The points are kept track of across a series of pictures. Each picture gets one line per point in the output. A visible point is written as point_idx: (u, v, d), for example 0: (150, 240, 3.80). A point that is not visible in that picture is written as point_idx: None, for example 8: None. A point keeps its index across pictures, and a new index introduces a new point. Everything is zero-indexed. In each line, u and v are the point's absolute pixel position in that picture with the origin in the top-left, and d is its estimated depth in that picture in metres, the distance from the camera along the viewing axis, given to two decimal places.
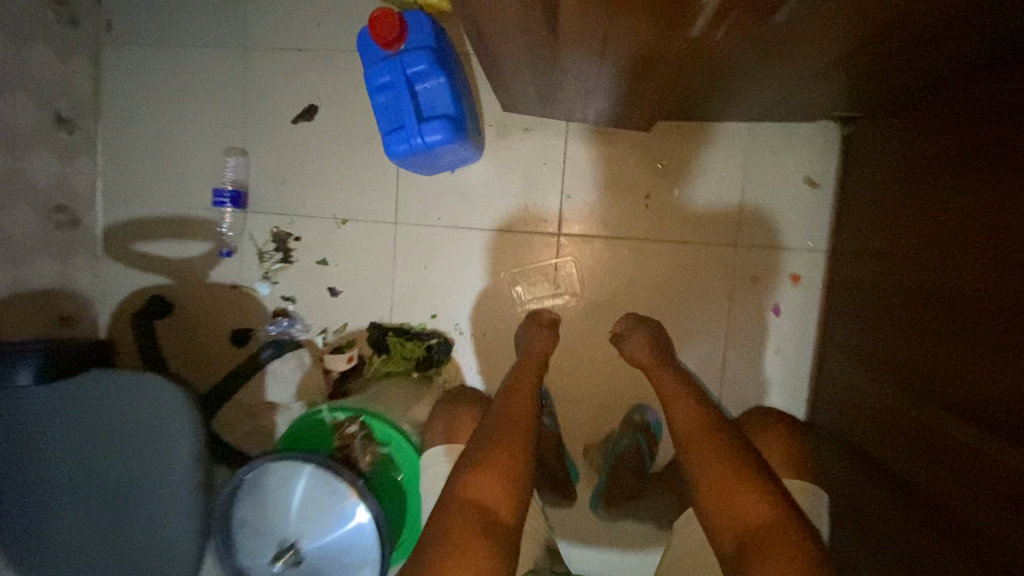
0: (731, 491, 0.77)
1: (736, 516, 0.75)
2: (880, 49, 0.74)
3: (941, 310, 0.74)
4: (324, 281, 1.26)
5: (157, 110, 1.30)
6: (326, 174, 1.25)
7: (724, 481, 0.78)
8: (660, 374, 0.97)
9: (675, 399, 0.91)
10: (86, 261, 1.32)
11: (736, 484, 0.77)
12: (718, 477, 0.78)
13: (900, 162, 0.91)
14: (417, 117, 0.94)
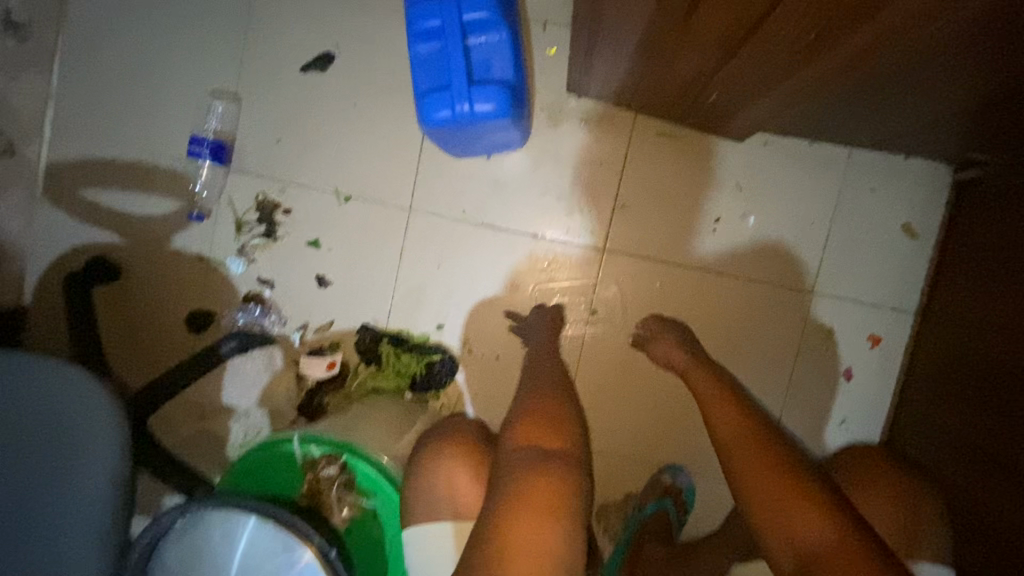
0: (779, 497, 0.61)
1: (793, 535, 0.58)
2: (988, 117, 0.69)
3: (1012, 397, 0.71)
4: (312, 267, 1.04)
5: (136, 30, 1.06)
6: (334, 137, 1.03)
7: (770, 480, 0.63)
8: (700, 379, 0.81)
9: (712, 401, 0.76)
10: (19, 201, 1.07)
11: (789, 494, 0.61)
12: (763, 483, 0.63)
13: (975, 232, 0.87)
14: (468, 78, 0.74)
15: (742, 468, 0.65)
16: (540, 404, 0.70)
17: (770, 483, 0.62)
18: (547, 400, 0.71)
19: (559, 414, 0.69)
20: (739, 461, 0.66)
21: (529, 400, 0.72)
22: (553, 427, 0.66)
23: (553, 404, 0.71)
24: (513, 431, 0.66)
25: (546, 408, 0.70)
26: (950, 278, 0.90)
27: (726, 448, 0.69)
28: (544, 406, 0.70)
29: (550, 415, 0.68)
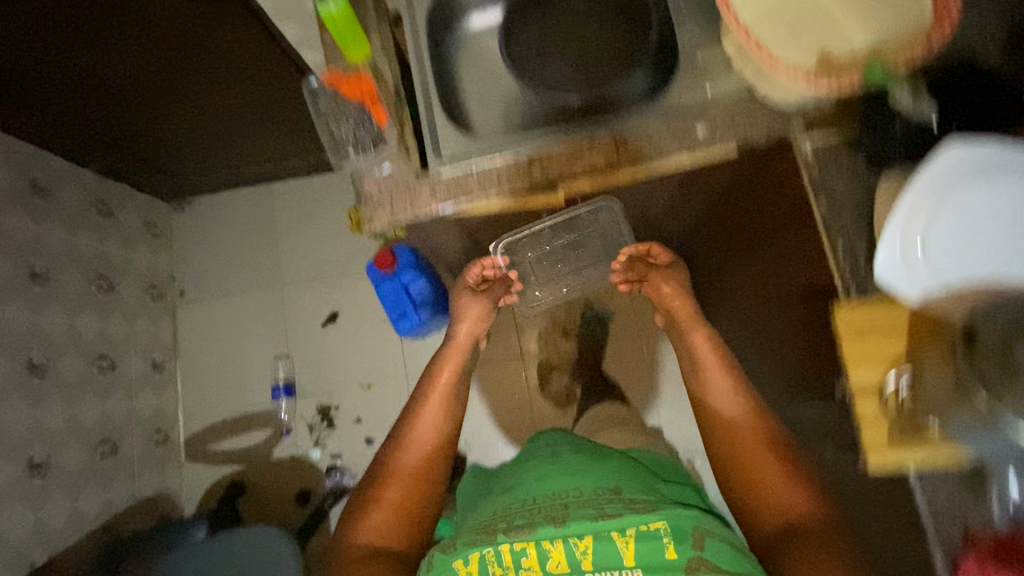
0: (770, 479, 0.87)
1: (778, 504, 0.85)
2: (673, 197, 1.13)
3: None
4: (361, 434, 1.70)
5: (219, 341, 1.81)
6: (349, 354, 1.75)
7: (768, 478, 0.87)
8: (705, 370, 0.99)
9: (710, 370, 0.99)
10: (175, 467, 1.72)
11: (773, 469, 0.87)
12: (763, 466, 0.88)
13: (719, 250, 1.31)
14: (414, 306, 1.53)
15: (748, 467, 0.89)
16: (389, 492, 0.94)
17: (766, 470, 0.88)
18: (403, 477, 0.96)
19: (405, 503, 0.94)
20: (748, 460, 0.89)
21: (382, 483, 0.95)
22: (397, 515, 0.93)
23: (406, 486, 0.95)
24: (363, 529, 0.91)
25: (391, 499, 0.94)
26: (721, 283, 1.35)
27: (735, 468, 0.90)
28: (395, 496, 0.94)
29: (401, 505, 0.93)
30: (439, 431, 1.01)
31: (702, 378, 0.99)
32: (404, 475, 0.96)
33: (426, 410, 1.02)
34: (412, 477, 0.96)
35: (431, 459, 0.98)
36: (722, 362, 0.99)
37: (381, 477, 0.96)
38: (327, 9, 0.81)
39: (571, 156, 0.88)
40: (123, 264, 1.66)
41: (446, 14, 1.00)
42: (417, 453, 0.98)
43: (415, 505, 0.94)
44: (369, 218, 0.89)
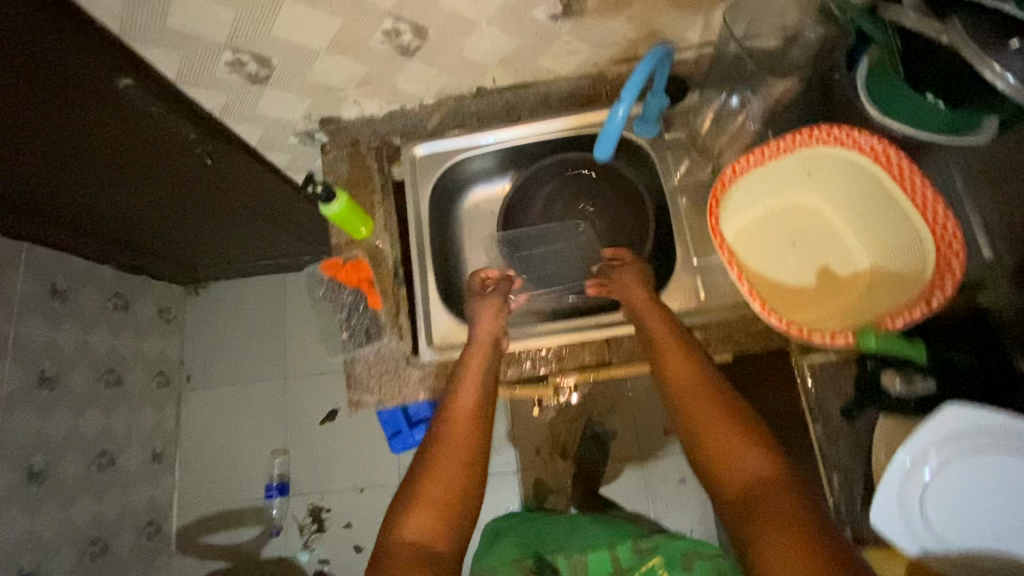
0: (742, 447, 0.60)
1: (741, 471, 0.58)
2: None
3: None
4: (350, 541, 1.67)
5: (220, 430, 1.82)
6: (344, 454, 1.75)
7: (720, 431, 0.62)
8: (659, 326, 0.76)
9: (657, 328, 0.76)
10: (164, 559, 1.71)
11: (737, 441, 0.61)
12: (717, 433, 0.62)
13: None
14: (409, 424, 1.51)
15: (693, 407, 0.66)
16: (441, 471, 0.64)
17: (716, 425, 0.63)
18: (453, 452, 0.67)
19: (455, 484, 0.64)
20: (705, 427, 0.64)
21: (432, 458, 0.66)
22: (445, 517, 0.61)
23: (457, 463, 0.66)
24: (401, 523, 0.60)
25: (434, 495, 0.62)
26: None
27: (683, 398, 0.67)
28: (441, 471, 0.64)
29: (448, 502, 0.62)
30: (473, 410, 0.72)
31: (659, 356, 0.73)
32: (456, 423, 0.71)
33: (468, 380, 0.76)
34: (461, 459, 0.66)
35: (475, 444, 0.69)
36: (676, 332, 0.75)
37: (433, 439, 0.69)
38: (330, 209, 0.85)
39: (564, 355, 0.87)
40: (133, 354, 1.69)
41: (453, 184, 1.01)
42: (461, 428, 0.70)
43: (462, 498, 0.63)
44: (357, 401, 0.88)
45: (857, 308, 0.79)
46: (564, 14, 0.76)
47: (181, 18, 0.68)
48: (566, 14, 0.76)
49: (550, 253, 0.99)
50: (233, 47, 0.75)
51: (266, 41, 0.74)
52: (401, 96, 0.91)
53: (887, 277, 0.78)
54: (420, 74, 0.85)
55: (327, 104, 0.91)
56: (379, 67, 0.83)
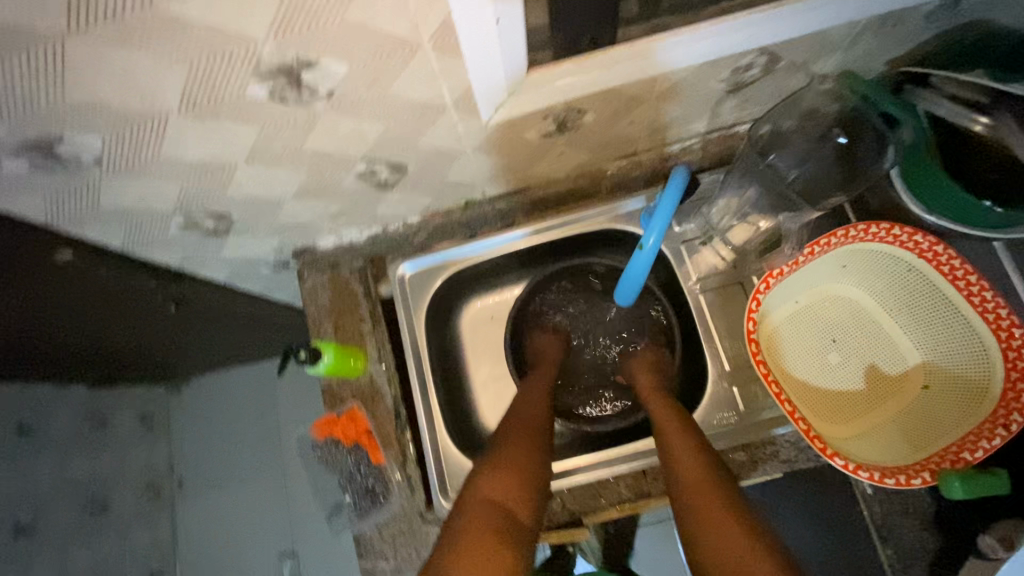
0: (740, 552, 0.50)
1: (720, 548, 0.52)
2: None
3: None
4: None
5: (218, 540, 1.66)
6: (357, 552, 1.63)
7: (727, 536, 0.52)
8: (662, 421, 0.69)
9: (664, 423, 0.68)
10: None
11: (728, 518, 0.54)
12: (716, 522, 0.54)
13: None
14: None
15: (691, 497, 0.58)
16: (513, 448, 0.63)
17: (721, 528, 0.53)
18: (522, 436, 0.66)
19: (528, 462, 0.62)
20: (704, 513, 0.55)
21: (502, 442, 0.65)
22: (524, 483, 0.59)
23: (526, 449, 0.64)
24: (479, 485, 0.58)
25: (513, 467, 0.61)
26: None
27: (689, 491, 0.58)
28: (515, 453, 0.63)
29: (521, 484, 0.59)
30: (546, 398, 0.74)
31: (664, 443, 0.66)
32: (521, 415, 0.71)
33: (537, 377, 0.78)
34: (531, 444, 0.65)
35: (539, 434, 0.68)
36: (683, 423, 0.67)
37: (501, 431, 0.68)
38: (319, 368, 0.76)
39: (596, 492, 0.78)
40: (116, 474, 1.56)
41: (448, 299, 0.91)
42: (526, 419, 0.70)
43: (538, 470, 0.62)
44: (371, 570, 0.75)
45: (914, 414, 0.70)
46: (558, 130, 0.68)
47: (119, 198, 0.58)
48: (561, 129, 0.68)
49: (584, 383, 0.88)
50: (184, 212, 0.65)
51: (221, 201, 0.64)
52: (382, 220, 0.81)
53: (944, 378, 0.69)
54: (401, 200, 0.75)
55: (300, 237, 0.81)
56: (355, 201, 0.73)
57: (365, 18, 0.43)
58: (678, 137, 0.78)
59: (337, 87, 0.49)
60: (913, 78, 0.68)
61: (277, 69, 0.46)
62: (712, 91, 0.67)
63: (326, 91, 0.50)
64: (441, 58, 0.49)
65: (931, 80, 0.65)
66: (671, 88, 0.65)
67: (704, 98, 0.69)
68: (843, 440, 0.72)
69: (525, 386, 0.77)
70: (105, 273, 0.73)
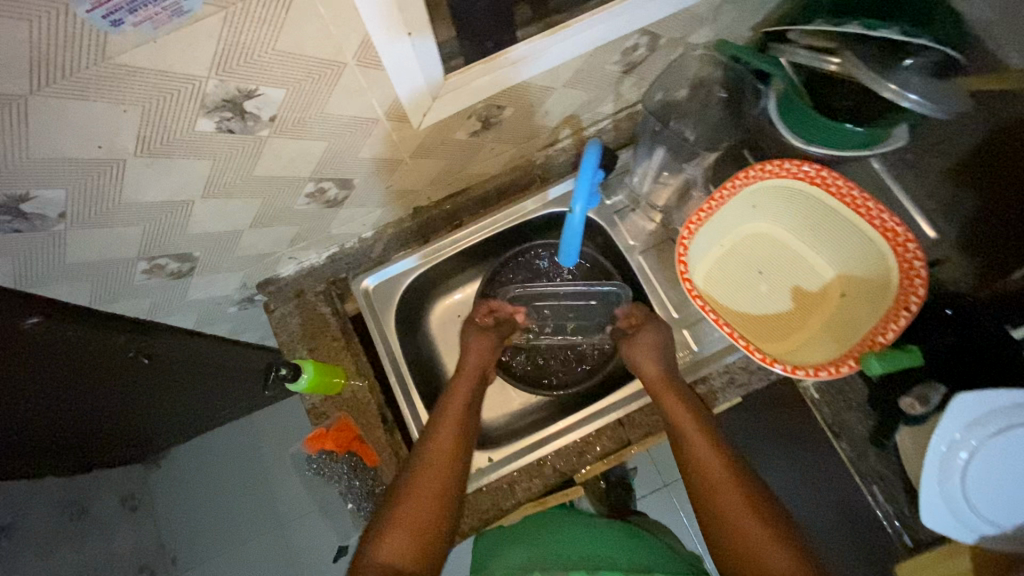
0: (757, 538, 0.61)
1: (745, 543, 0.61)
2: None
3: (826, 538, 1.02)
4: None
5: None
6: None
7: (745, 527, 0.62)
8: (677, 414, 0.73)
9: (677, 414, 0.73)
10: None
11: (747, 512, 0.63)
12: (732, 513, 0.63)
13: None
14: None
15: (708, 490, 0.66)
16: (418, 492, 0.65)
17: (739, 518, 0.63)
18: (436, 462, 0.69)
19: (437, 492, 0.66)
20: (721, 508, 0.64)
21: (405, 488, 0.66)
22: (421, 535, 0.62)
23: (437, 475, 0.68)
24: (378, 543, 0.61)
25: (416, 519, 0.63)
26: None
27: (706, 485, 0.67)
28: (421, 487, 0.66)
29: (421, 526, 0.63)
30: (461, 424, 0.75)
31: (679, 436, 0.71)
32: (435, 446, 0.71)
33: (454, 399, 0.78)
34: (444, 473, 0.68)
35: (454, 466, 0.70)
36: (693, 414, 0.73)
37: (413, 466, 0.69)
38: (300, 384, 0.78)
39: (583, 448, 0.84)
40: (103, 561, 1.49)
41: (414, 306, 0.96)
42: (441, 451, 0.71)
43: (442, 514, 0.65)
44: None
45: (839, 318, 0.81)
46: (484, 127, 0.75)
47: (83, 249, 0.62)
48: (486, 126, 0.75)
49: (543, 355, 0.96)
50: (148, 256, 0.68)
51: (182, 239, 0.68)
52: (338, 239, 0.86)
53: (856, 284, 0.81)
54: (353, 216, 0.81)
55: (261, 268, 0.85)
56: (309, 223, 0.78)
57: (295, 45, 0.49)
58: (592, 119, 0.88)
59: (278, 112, 0.56)
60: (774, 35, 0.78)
61: (222, 101, 0.51)
62: (609, 73, 0.77)
63: (268, 117, 0.56)
64: (368, 73, 0.56)
65: (789, 36, 0.75)
66: (573, 76, 0.74)
67: (603, 81, 0.79)
68: (781, 354, 0.82)
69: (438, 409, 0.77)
70: (82, 342, 0.68)
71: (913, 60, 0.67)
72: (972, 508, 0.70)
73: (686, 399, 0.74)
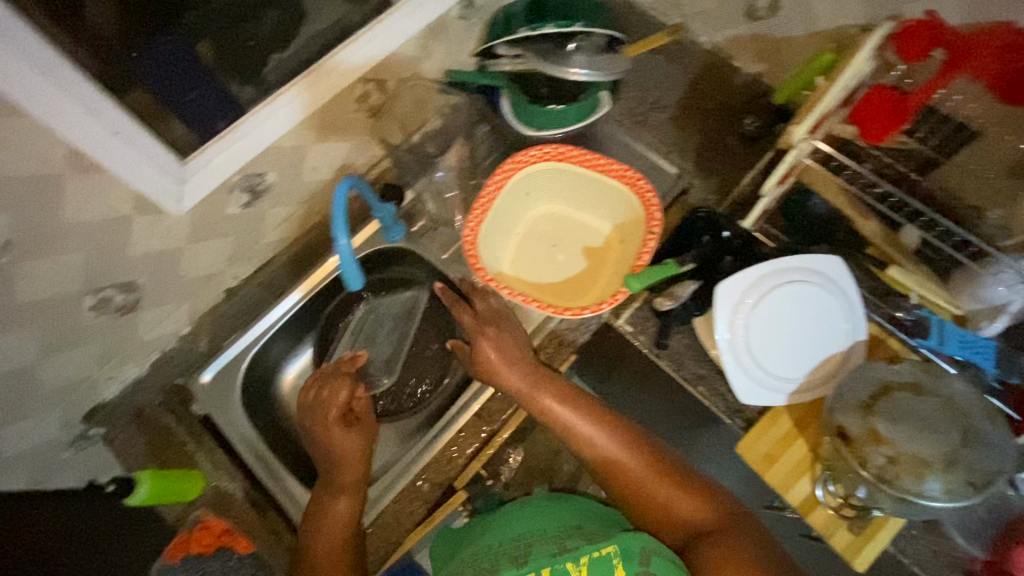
0: (662, 494, 0.74)
1: (671, 509, 0.73)
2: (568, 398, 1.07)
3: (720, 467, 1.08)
4: None
5: None
6: None
7: (660, 494, 0.74)
8: (578, 429, 0.78)
9: (568, 420, 0.78)
10: None
11: (660, 482, 0.74)
12: (641, 481, 0.75)
13: None
14: None
15: (618, 481, 0.76)
16: None
17: (653, 487, 0.74)
18: None
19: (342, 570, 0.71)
20: (635, 484, 0.75)
21: None
22: None
23: None
24: None
25: None
26: None
27: (617, 475, 0.76)
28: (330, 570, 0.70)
29: None
30: (349, 510, 0.76)
31: (581, 442, 0.78)
32: (320, 554, 0.72)
33: (331, 495, 0.77)
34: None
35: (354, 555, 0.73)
36: (580, 408, 0.79)
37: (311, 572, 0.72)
38: (138, 497, 0.76)
39: (449, 454, 0.87)
40: None
41: (262, 384, 0.96)
42: (329, 551, 0.72)
43: None
44: None
45: (625, 261, 0.93)
46: (254, 198, 0.82)
47: None
48: (256, 197, 0.82)
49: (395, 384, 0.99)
50: None
51: None
52: (155, 344, 0.87)
53: (627, 229, 0.94)
54: (159, 316, 0.83)
55: (80, 399, 0.83)
56: (111, 337, 0.79)
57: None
58: (368, 164, 0.97)
59: (11, 238, 0.58)
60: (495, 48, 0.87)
61: None
62: (354, 121, 0.87)
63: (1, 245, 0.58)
64: (91, 179, 0.61)
65: (499, 49, 0.85)
66: (319, 131, 0.83)
67: (355, 129, 0.88)
68: (581, 306, 0.92)
69: (320, 506, 0.76)
70: None
71: (575, 45, 0.83)
72: (767, 372, 0.82)
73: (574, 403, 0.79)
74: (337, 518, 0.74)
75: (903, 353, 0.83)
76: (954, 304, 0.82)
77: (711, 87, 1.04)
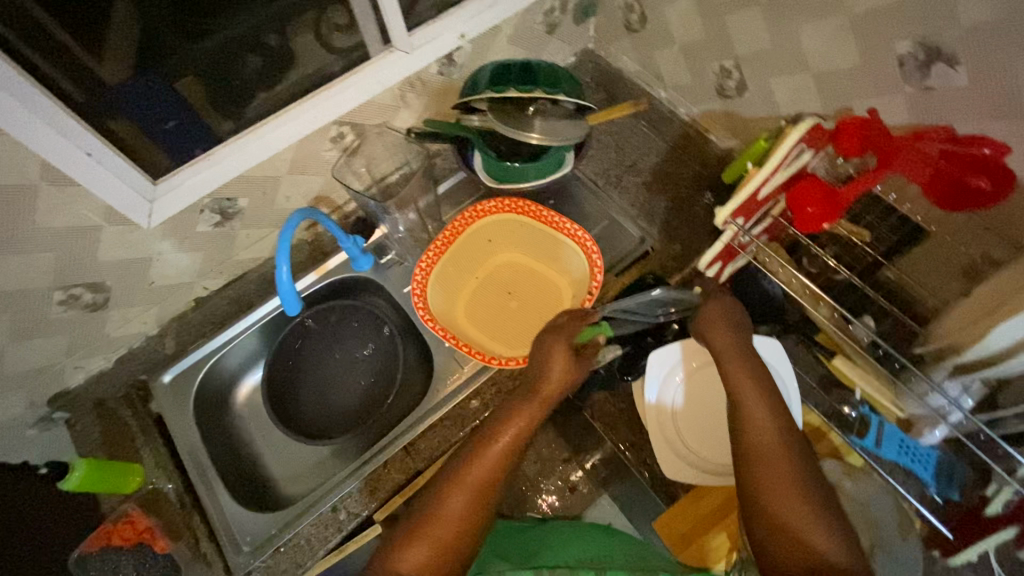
0: (804, 512, 0.58)
1: (798, 537, 0.57)
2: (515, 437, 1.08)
3: None
4: None
5: None
6: None
7: (795, 503, 0.59)
8: (755, 421, 0.66)
9: (748, 400, 0.68)
10: None
11: (806, 500, 0.59)
12: (787, 493, 0.60)
13: None
14: None
15: (760, 475, 0.62)
16: (458, 491, 0.63)
17: (799, 503, 0.59)
18: (463, 496, 0.62)
19: (453, 540, 0.60)
20: (780, 498, 0.60)
21: (463, 470, 0.64)
22: (460, 530, 0.61)
23: (469, 501, 0.62)
24: (419, 536, 0.60)
25: (463, 512, 0.62)
26: None
27: (770, 481, 0.61)
28: (431, 536, 0.60)
29: (456, 529, 0.61)
30: (517, 440, 0.67)
31: (762, 458, 0.63)
32: (480, 451, 0.66)
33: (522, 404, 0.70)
34: (485, 483, 0.64)
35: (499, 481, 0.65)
36: (787, 450, 0.63)
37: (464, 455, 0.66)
38: (71, 482, 0.83)
39: (372, 486, 0.87)
40: None
41: (217, 392, 1.01)
42: (498, 445, 0.66)
43: (465, 533, 0.61)
44: None
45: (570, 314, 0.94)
46: (225, 219, 0.89)
47: None
48: (226, 218, 0.89)
49: (339, 407, 1.01)
50: None
51: None
52: (122, 340, 0.94)
53: (578, 284, 0.96)
54: (127, 315, 0.90)
55: (46, 384, 0.91)
56: (78, 329, 0.86)
57: None
58: (344, 199, 1.03)
59: None
60: (460, 107, 0.93)
61: None
62: (328, 158, 0.94)
63: None
64: (63, 189, 0.69)
65: (472, 104, 0.90)
66: (292, 165, 0.90)
67: (329, 165, 0.95)
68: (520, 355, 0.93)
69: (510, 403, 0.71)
70: None
71: (531, 107, 0.87)
72: (690, 451, 0.80)
73: (777, 405, 0.67)
74: (506, 430, 0.67)
75: (847, 452, 0.80)
76: (899, 406, 0.77)
77: (685, 158, 1.06)
